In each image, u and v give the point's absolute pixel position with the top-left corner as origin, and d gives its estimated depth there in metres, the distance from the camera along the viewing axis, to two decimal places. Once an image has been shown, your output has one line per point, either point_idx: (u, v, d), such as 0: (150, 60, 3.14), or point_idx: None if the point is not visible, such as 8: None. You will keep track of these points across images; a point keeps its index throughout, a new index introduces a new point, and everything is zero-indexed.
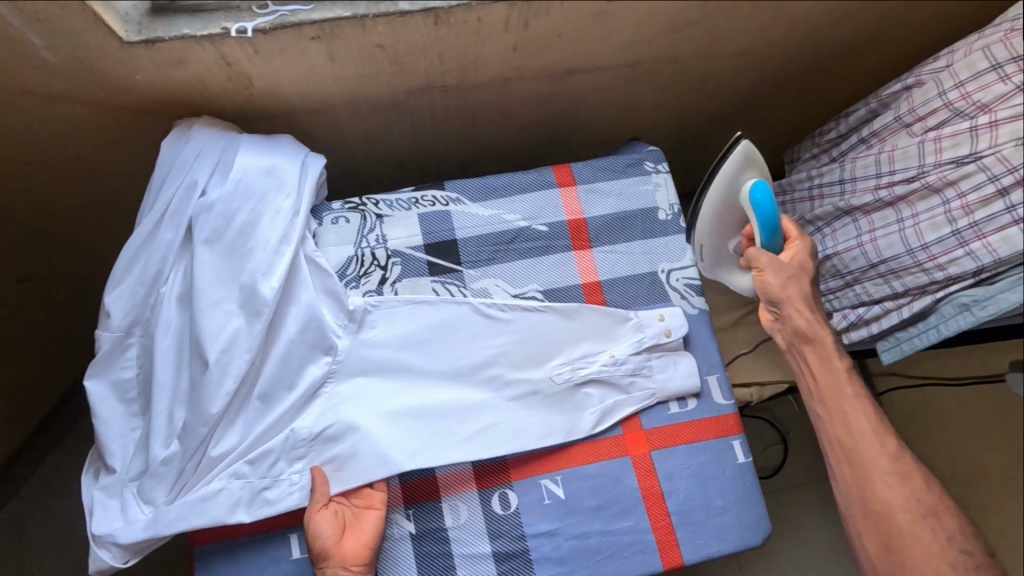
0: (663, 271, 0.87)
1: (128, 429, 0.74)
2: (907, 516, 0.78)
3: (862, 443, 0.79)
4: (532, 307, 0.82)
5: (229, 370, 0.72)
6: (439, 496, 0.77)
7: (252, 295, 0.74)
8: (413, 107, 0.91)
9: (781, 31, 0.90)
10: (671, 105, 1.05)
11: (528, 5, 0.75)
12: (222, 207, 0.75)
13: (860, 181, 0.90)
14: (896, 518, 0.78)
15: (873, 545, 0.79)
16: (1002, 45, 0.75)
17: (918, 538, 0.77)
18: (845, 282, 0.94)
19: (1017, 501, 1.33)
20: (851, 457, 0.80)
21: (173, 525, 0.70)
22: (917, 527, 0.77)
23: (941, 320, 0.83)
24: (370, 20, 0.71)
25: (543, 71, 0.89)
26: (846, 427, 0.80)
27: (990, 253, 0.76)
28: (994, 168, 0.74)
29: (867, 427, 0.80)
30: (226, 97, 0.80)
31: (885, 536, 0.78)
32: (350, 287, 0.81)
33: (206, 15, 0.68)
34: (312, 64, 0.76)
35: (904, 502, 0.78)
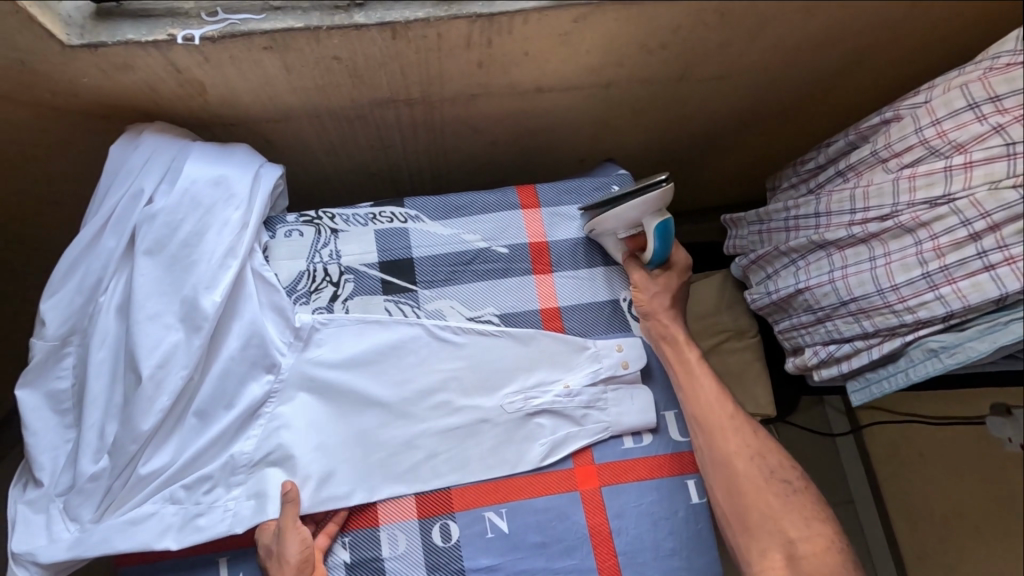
0: (625, 299, 0.85)
1: (59, 441, 0.71)
2: (753, 475, 0.76)
3: (708, 410, 0.79)
4: (487, 332, 0.80)
5: (164, 386, 0.70)
6: (378, 524, 0.74)
7: (192, 309, 0.72)
8: (378, 120, 0.90)
9: (758, 56, 0.87)
10: (647, 127, 1.03)
11: (490, 23, 0.73)
12: (167, 217, 0.73)
13: (835, 215, 0.87)
14: (743, 478, 0.76)
15: (728, 521, 0.75)
16: (980, 83, 0.73)
17: (767, 507, 0.75)
18: (816, 318, 0.91)
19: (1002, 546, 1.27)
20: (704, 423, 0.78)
21: (94, 545, 0.67)
22: (759, 484, 0.76)
23: (910, 364, 0.80)
24: (324, 32, 0.69)
25: (510, 89, 0.87)
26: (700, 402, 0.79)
27: (960, 299, 0.73)
28: (966, 211, 0.71)
29: (713, 395, 0.80)
30: (179, 104, 0.78)
31: (736, 498, 0.75)
32: (299, 303, 0.79)
33: (152, 21, 0.66)
34: (266, 74, 0.74)
35: (744, 457, 0.77)
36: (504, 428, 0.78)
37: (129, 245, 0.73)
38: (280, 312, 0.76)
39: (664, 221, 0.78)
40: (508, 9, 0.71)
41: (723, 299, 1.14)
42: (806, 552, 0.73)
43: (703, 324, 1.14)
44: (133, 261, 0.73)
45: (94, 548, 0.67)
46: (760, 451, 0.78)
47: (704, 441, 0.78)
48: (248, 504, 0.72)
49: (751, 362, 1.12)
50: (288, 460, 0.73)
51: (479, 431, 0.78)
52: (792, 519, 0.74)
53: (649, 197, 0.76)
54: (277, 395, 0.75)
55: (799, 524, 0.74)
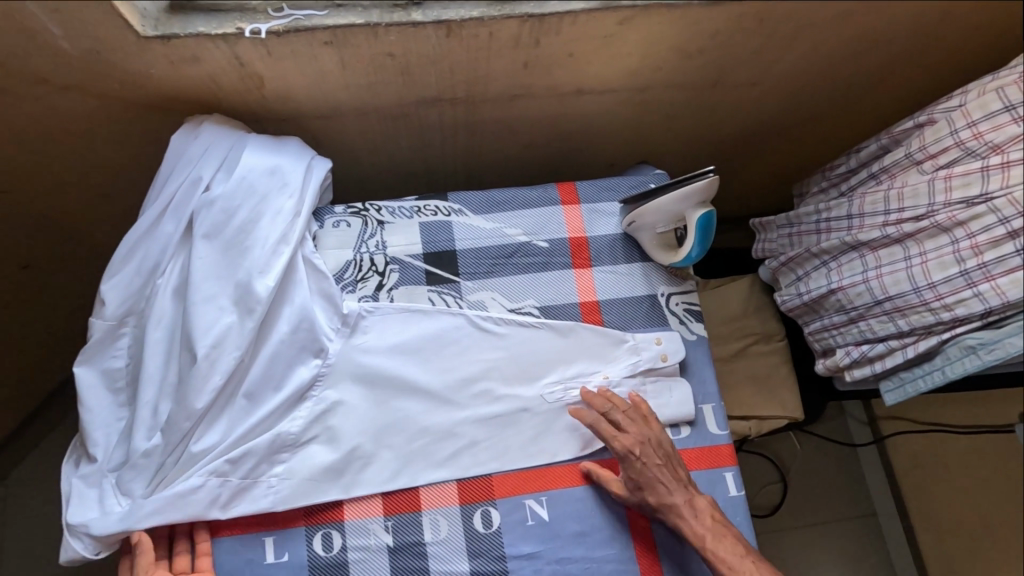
0: (663, 294, 0.86)
1: (113, 419, 0.73)
2: None
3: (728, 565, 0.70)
4: (528, 323, 0.82)
5: (217, 366, 0.72)
6: (420, 508, 0.75)
7: (246, 293, 0.74)
8: (421, 119, 0.92)
9: (791, 63, 0.90)
10: (678, 132, 1.05)
11: (540, 24, 0.76)
12: (224, 203, 0.75)
13: (868, 216, 0.89)
14: None
15: None
16: (1016, 87, 0.75)
17: None
18: (849, 318, 0.91)
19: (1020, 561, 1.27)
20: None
21: (147, 518, 0.68)
22: None
23: (946, 362, 0.81)
24: (383, 29, 0.72)
25: (551, 90, 0.90)
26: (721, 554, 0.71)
27: (998, 295, 0.74)
28: (1004, 210, 0.73)
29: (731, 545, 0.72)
30: (237, 97, 0.81)
31: None
32: (346, 291, 0.81)
33: (222, 15, 0.70)
34: (323, 69, 0.77)
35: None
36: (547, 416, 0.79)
37: (188, 229, 0.75)
38: (329, 300, 0.78)
39: (707, 213, 0.79)
40: (558, 9, 0.74)
41: (750, 303, 1.15)
42: None
43: (731, 327, 1.15)
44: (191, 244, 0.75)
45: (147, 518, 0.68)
46: None
47: None
48: (292, 483, 0.73)
49: (779, 366, 1.13)
50: (334, 443, 0.75)
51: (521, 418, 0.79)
52: None
53: (693, 188, 0.77)
54: (322, 378, 0.77)
55: None
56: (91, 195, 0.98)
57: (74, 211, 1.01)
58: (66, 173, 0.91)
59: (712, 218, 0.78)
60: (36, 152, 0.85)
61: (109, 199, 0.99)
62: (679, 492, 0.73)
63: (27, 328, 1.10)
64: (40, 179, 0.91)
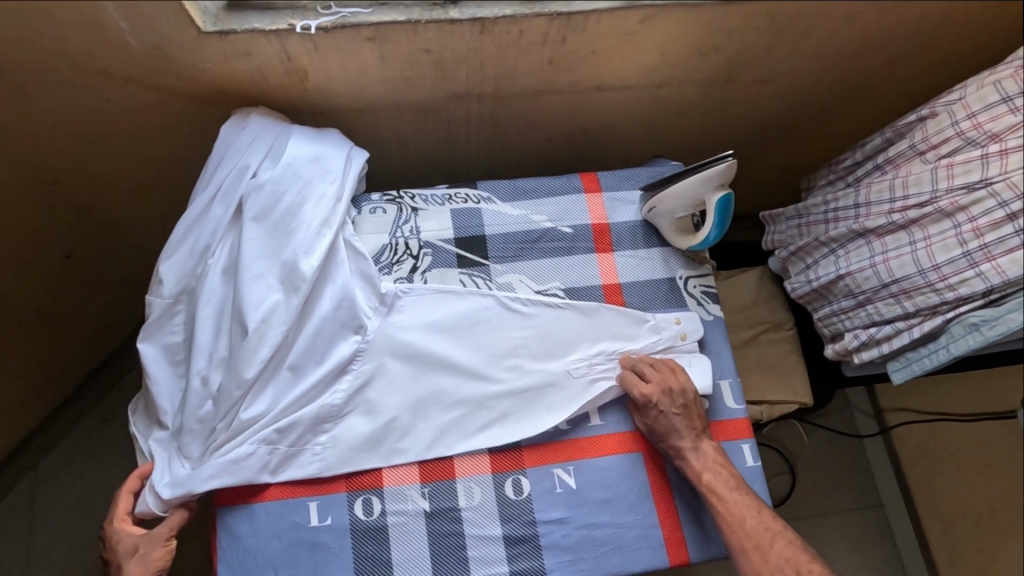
0: (681, 277, 0.91)
1: (174, 389, 0.79)
2: None
3: (730, 511, 0.77)
4: (554, 303, 0.86)
5: (265, 339, 0.77)
6: (454, 476, 0.79)
7: (292, 272, 0.79)
8: (451, 114, 0.98)
9: (800, 61, 0.96)
10: (691, 127, 1.10)
11: (568, 21, 0.81)
12: (271, 188, 0.81)
13: (874, 205, 0.94)
14: None
15: None
16: (1012, 80, 0.80)
17: None
18: (857, 302, 0.96)
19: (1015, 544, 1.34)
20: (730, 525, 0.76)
21: (204, 479, 0.73)
22: None
23: (951, 340, 0.86)
24: (422, 25, 0.78)
25: (574, 86, 0.95)
26: (725, 501, 0.77)
27: (999, 274, 0.79)
28: (1003, 194, 0.78)
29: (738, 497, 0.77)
30: (281, 91, 0.86)
31: None
32: (382, 272, 0.86)
33: (274, 12, 0.75)
34: (363, 64, 0.83)
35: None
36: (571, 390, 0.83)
37: (237, 212, 0.80)
38: (367, 280, 0.83)
39: (725, 196, 0.83)
40: (584, 8, 0.80)
41: (761, 292, 1.20)
42: None
43: (742, 315, 1.19)
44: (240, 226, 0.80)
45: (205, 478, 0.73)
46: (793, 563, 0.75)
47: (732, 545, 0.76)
48: (336, 451, 0.78)
49: (788, 353, 1.17)
50: (371, 416, 0.79)
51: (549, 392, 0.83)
52: None
53: (711, 174, 0.82)
54: (360, 354, 0.81)
55: None
56: (134, 186, 1.03)
57: (116, 202, 1.06)
58: (113, 165, 0.96)
59: (730, 201, 0.83)
60: (89, 143, 0.90)
61: (150, 191, 1.04)
62: (690, 438, 0.80)
63: (67, 315, 1.15)
64: (89, 169, 0.97)
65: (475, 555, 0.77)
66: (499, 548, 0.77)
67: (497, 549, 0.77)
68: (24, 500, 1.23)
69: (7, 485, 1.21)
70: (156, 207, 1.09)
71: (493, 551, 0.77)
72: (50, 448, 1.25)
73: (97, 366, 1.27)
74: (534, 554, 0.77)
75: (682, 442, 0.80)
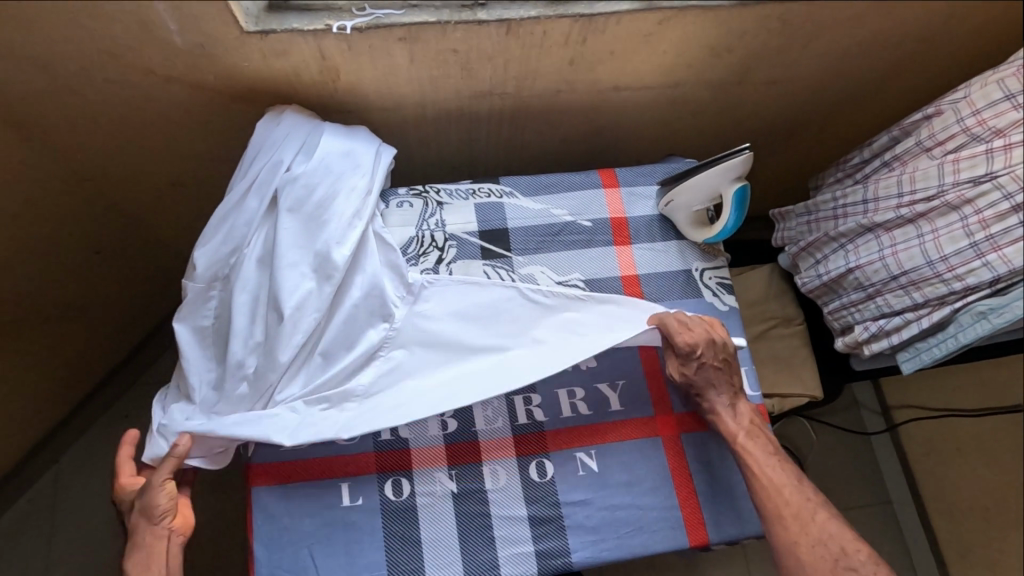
0: (697, 269, 0.94)
1: (206, 370, 0.82)
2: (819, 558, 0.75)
3: (762, 471, 0.80)
4: (574, 296, 0.87)
5: (299, 326, 0.80)
6: (480, 459, 0.82)
7: (325, 261, 0.82)
8: (473, 113, 1.01)
9: (809, 62, 0.99)
10: (703, 127, 1.14)
11: (589, 23, 0.85)
12: (305, 180, 0.84)
13: (882, 200, 0.97)
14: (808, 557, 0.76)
15: None
16: (1014, 78, 0.84)
17: None
18: (867, 295, 0.99)
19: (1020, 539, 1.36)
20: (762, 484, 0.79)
21: (222, 426, 0.76)
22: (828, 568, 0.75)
23: (959, 329, 0.89)
24: (451, 26, 0.82)
25: (592, 86, 0.99)
26: (756, 459, 0.80)
27: (1005, 263, 0.83)
28: (1008, 186, 0.81)
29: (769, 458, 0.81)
30: (313, 90, 0.90)
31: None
32: (409, 263, 0.89)
33: (312, 14, 0.79)
34: (394, 63, 0.87)
35: (807, 545, 0.76)
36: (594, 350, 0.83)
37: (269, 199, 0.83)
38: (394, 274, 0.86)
39: (742, 186, 0.87)
40: (606, 10, 0.84)
41: (771, 288, 1.23)
42: None
43: (753, 311, 1.22)
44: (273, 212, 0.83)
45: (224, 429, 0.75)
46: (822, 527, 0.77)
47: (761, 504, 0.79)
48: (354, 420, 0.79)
49: (798, 347, 1.20)
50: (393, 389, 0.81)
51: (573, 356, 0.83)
52: None
53: (728, 166, 0.85)
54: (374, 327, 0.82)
55: None
56: (166, 183, 1.06)
57: (146, 199, 1.10)
58: (147, 161, 1.00)
59: (747, 190, 0.87)
60: (127, 139, 0.94)
61: (180, 188, 1.08)
62: (724, 394, 0.83)
63: (95, 309, 1.18)
64: (124, 166, 1.00)
65: (501, 535, 0.79)
66: (524, 528, 0.80)
67: (522, 529, 0.80)
68: (47, 494, 1.24)
69: (30, 478, 1.23)
70: (185, 203, 1.12)
71: (519, 531, 0.80)
72: (71, 443, 1.26)
73: (118, 363, 1.29)
74: (558, 535, 0.80)
75: (716, 397, 0.83)
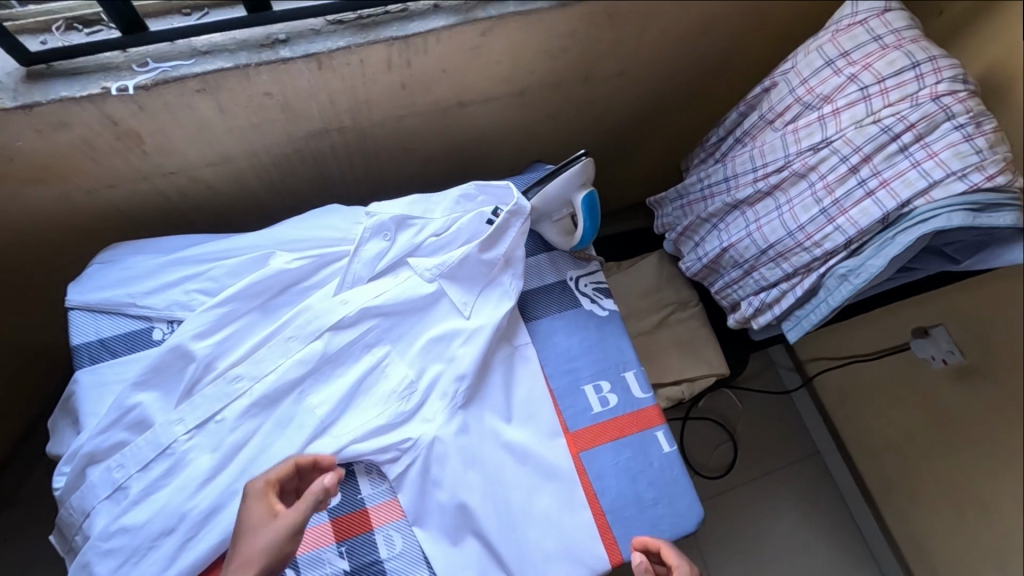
0: (572, 278, 0.93)
1: (165, 311, 0.79)
2: None
3: None
4: (552, 516, 0.77)
5: (356, 354, 0.80)
6: (372, 528, 0.74)
7: (432, 353, 0.81)
8: (315, 152, 0.94)
9: (650, 49, 0.99)
10: (565, 126, 1.11)
11: (407, 44, 0.80)
12: (423, 377, 0.80)
13: (740, 176, 0.96)
14: None
15: None
16: (831, 44, 0.87)
17: None
18: (744, 271, 0.97)
19: (930, 461, 1.32)
20: None
21: (160, 288, 0.80)
22: None
23: (828, 293, 0.86)
24: (253, 69, 0.74)
25: (435, 106, 0.94)
26: None
27: (853, 224, 0.82)
28: (843, 150, 0.83)
29: None
30: (117, 159, 0.80)
31: None
32: (263, 312, 0.80)
33: (83, 77, 0.71)
34: (202, 118, 0.79)
35: None
36: (585, 543, 0.77)
37: (311, 257, 0.82)
38: None
39: (589, 193, 0.89)
40: (420, 30, 0.79)
41: (662, 275, 1.23)
42: None
43: (649, 300, 1.22)
44: (278, 256, 0.81)
45: (197, 286, 0.80)
46: None
47: None
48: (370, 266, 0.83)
49: (698, 329, 1.20)
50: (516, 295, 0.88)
51: (406, 482, 0.75)
52: None
53: (567, 177, 0.87)
54: (464, 335, 0.82)
55: None
56: None
57: None
58: None
59: (592, 197, 0.89)
60: None
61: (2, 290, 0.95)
62: None
63: None
64: None
65: None
66: None
67: None
68: None
69: None
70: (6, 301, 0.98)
71: None
72: None
73: None
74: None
75: None
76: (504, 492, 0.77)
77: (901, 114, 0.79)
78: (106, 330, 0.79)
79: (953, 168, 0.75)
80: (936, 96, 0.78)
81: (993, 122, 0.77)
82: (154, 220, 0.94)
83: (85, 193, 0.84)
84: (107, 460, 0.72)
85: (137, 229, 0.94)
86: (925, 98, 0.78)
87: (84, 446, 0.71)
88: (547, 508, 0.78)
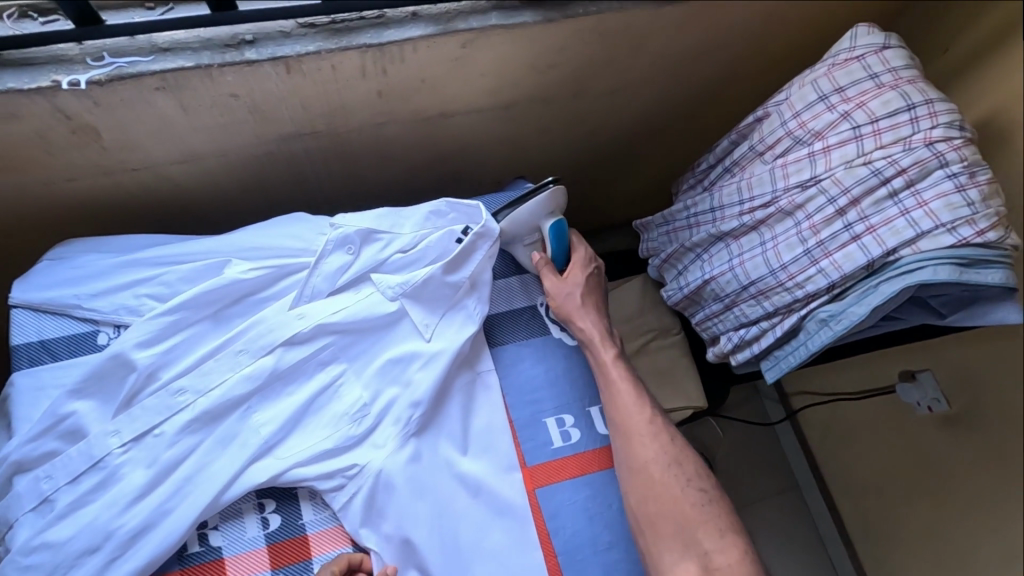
0: (543, 304, 0.89)
1: (112, 315, 0.76)
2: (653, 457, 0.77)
3: (630, 417, 0.79)
4: (502, 554, 0.74)
5: (309, 371, 0.77)
6: (309, 556, 0.71)
7: (387, 375, 0.78)
8: (288, 156, 0.90)
9: (642, 69, 0.96)
10: (553, 142, 1.07)
11: (381, 52, 0.77)
12: (376, 401, 0.76)
13: (726, 208, 0.93)
14: (658, 483, 0.75)
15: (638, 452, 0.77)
16: (826, 78, 0.83)
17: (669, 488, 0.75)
18: (724, 305, 0.93)
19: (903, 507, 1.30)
20: (625, 428, 0.79)
21: (110, 291, 0.77)
22: (676, 492, 0.75)
23: (808, 336, 0.82)
24: (216, 69, 0.71)
25: (415, 115, 0.90)
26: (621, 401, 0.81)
27: (837, 268, 0.78)
28: (831, 190, 0.79)
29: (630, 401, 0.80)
30: (75, 153, 0.77)
31: (621, 437, 0.79)
32: (214, 322, 0.77)
33: (35, 68, 0.68)
34: (163, 116, 0.75)
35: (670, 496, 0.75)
36: None
37: (269, 267, 0.79)
38: None
39: (558, 220, 0.87)
40: (396, 38, 0.76)
41: (646, 300, 1.19)
42: (720, 562, 0.71)
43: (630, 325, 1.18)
44: (234, 264, 0.78)
45: (147, 291, 0.77)
46: (678, 459, 0.78)
47: (621, 446, 0.78)
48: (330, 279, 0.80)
49: (678, 358, 1.16)
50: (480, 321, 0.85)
51: (350, 511, 0.72)
52: (706, 529, 0.73)
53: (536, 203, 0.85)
54: (423, 359, 0.78)
55: (714, 536, 0.73)
56: None
57: None
58: None
59: (560, 224, 0.87)
60: None
61: None
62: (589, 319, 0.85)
63: None
64: None
65: None
66: None
67: None
68: None
69: None
70: None
71: None
72: None
73: None
74: None
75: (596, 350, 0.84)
76: (452, 525, 0.74)
77: (893, 158, 0.76)
78: (49, 331, 0.75)
79: (942, 220, 0.72)
80: (930, 141, 0.75)
81: (988, 172, 0.73)
82: (117, 216, 0.91)
83: (41, 186, 0.81)
84: (35, 469, 0.68)
85: (98, 223, 0.91)
86: (918, 142, 0.75)
87: (12, 453, 0.68)
88: (498, 544, 0.74)
